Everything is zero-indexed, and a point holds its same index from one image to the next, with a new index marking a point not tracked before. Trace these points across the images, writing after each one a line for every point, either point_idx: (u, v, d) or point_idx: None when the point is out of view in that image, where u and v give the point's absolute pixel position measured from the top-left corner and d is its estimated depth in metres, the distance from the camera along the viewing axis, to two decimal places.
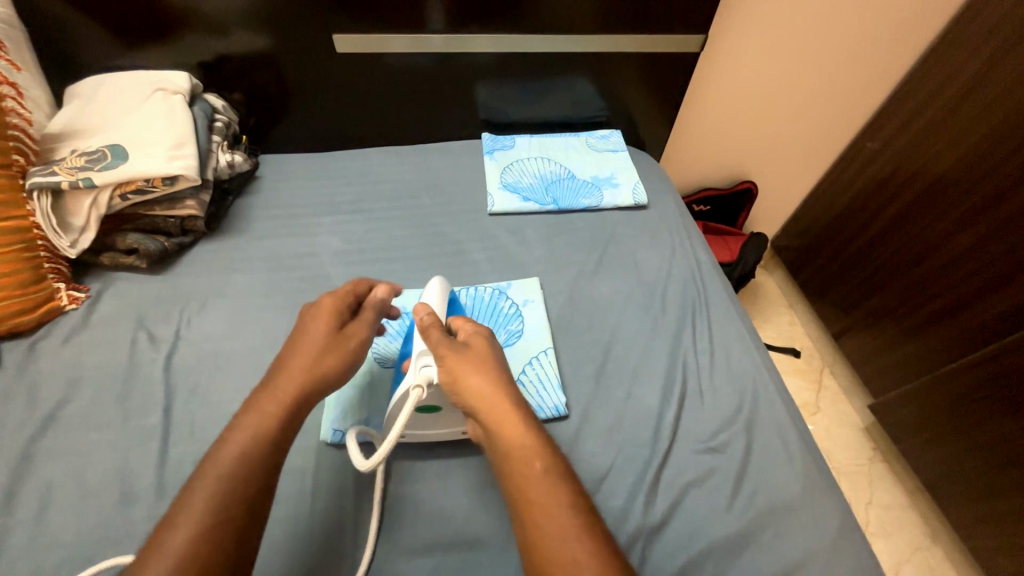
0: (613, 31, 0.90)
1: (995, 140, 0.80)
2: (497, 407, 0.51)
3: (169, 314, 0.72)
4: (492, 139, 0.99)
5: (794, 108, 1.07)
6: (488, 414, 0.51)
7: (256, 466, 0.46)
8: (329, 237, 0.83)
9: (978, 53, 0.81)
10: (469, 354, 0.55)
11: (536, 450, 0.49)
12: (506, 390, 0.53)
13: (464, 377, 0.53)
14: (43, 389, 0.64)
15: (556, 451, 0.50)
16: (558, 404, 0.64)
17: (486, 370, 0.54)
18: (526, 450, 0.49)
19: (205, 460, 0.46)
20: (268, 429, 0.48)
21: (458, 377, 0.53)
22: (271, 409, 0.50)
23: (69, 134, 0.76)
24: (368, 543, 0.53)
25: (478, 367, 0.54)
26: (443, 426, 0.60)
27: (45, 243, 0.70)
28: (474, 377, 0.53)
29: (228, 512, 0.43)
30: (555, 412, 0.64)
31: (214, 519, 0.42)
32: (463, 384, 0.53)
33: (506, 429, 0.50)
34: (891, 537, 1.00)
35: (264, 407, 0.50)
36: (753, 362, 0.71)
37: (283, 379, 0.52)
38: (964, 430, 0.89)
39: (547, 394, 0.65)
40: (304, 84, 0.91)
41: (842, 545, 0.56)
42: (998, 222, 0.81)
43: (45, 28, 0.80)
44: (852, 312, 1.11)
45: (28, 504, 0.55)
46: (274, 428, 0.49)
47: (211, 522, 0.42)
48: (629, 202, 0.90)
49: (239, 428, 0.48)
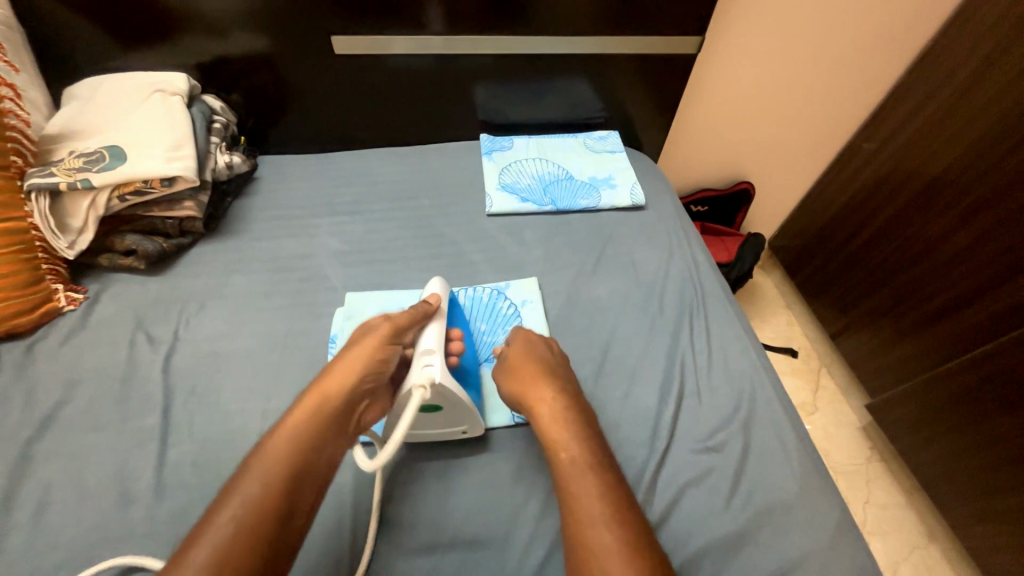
0: (611, 33, 0.91)
1: (990, 141, 0.81)
2: (539, 404, 0.57)
3: (168, 315, 0.72)
4: (490, 140, 0.99)
5: (791, 110, 1.08)
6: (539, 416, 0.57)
7: (280, 484, 0.48)
8: (328, 238, 0.83)
9: (973, 54, 0.82)
10: (523, 363, 0.61)
11: (571, 441, 0.54)
12: (555, 394, 0.58)
13: (520, 387, 0.59)
14: (41, 391, 0.64)
15: (571, 451, 0.51)
16: None
17: (536, 375, 0.59)
18: (563, 443, 0.53)
19: (238, 475, 0.49)
20: (296, 446, 0.51)
21: (515, 384, 0.59)
22: (303, 425, 0.52)
23: (68, 135, 0.75)
24: (367, 543, 0.54)
25: (531, 374, 0.59)
26: (444, 425, 0.59)
27: (43, 244, 0.70)
28: (528, 383, 0.59)
29: (256, 523, 0.46)
30: None
31: (240, 529, 0.45)
32: (518, 390, 0.59)
33: (547, 424, 0.55)
34: (888, 536, 1.01)
35: (296, 424, 0.52)
36: (750, 362, 0.71)
37: (318, 396, 0.55)
38: (960, 429, 0.89)
39: None
40: (303, 85, 0.91)
41: (839, 544, 0.56)
42: (993, 222, 0.82)
43: (43, 28, 0.80)
44: (850, 312, 1.12)
45: (26, 505, 0.55)
46: (305, 445, 0.51)
47: (237, 532, 0.45)
48: (627, 203, 0.90)
49: (270, 444, 0.51)
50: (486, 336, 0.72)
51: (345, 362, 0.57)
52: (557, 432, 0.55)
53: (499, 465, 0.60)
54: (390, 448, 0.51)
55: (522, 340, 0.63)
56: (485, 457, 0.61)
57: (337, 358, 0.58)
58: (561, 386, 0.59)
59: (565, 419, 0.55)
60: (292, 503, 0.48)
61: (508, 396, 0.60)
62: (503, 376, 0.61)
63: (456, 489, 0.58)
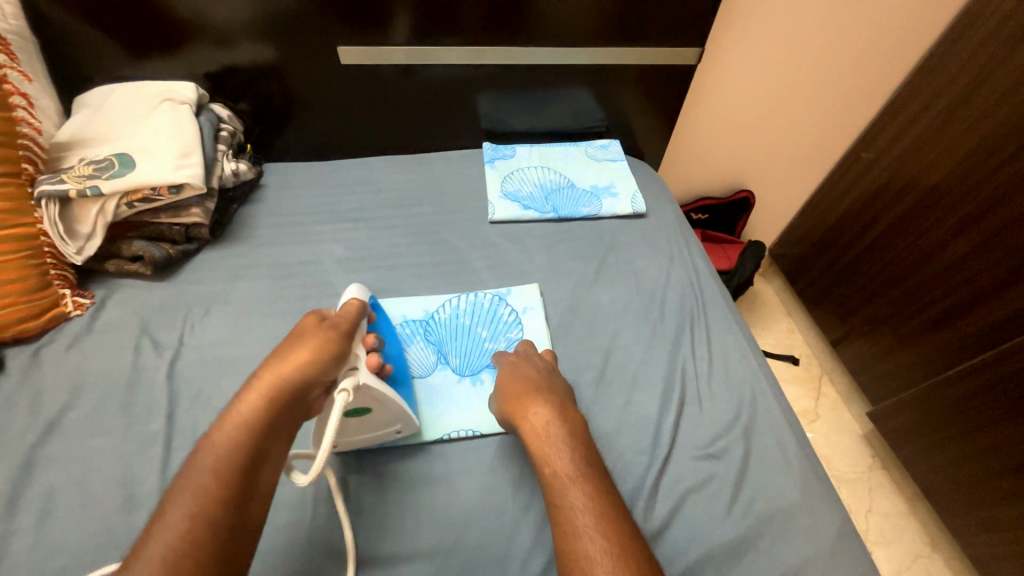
0: (611, 43, 0.92)
1: (990, 148, 0.81)
2: (526, 420, 0.57)
3: (172, 321, 0.73)
4: (492, 149, 1.00)
5: (789, 117, 1.09)
6: (528, 437, 0.56)
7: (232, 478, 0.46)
8: (332, 244, 0.84)
9: (970, 64, 0.83)
10: (513, 381, 0.62)
11: (556, 455, 0.53)
12: (546, 409, 0.57)
13: (514, 405, 0.59)
14: (47, 395, 0.65)
15: (573, 462, 0.52)
16: None
17: (525, 392, 0.60)
18: (549, 457, 0.53)
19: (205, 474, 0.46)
20: (243, 437, 0.48)
21: (507, 402, 0.60)
22: (252, 416, 0.50)
23: (77, 143, 0.77)
24: (349, 548, 0.54)
25: (521, 391, 0.60)
26: (376, 429, 0.59)
27: (51, 251, 0.71)
28: (520, 401, 0.59)
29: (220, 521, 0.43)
30: None
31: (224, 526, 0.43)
32: (511, 406, 0.59)
33: (534, 439, 0.55)
34: (891, 545, 1.00)
35: (244, 415, 0.49)
36: (750, 369, 0.71)
37: (266, 386, 0.52)
38: (964, 436, 0.89)
39: None
40: (308, 95, 0.93)
41: (841, 549, 0.56)
42: (993, 230, 0.82)
43: (55, 40, 0.81)
44: (850, 320, 1.12)
45: (30, 509, 0.56)
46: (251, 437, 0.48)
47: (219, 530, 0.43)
48: (628, 210, 0.91)
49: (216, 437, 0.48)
50: (487, 343, 0.73)
51: (296, 352, 0.55)
52: (544, 446, 0.54)
53: (501, 470, 0.61)
54: (320, 457, 0.50)
55: (510, 365, 0.64)
56: (487, 463, 0.61)
57: (283, 349, 0.56)
58: (551, 399, 0.59)
59: (552, 433, 0.55)
60: (247, 497, 0.46)
61: (501, 414, 0.61)
62: (495, 396, 0.62)
63: (459, 495, 0.59)
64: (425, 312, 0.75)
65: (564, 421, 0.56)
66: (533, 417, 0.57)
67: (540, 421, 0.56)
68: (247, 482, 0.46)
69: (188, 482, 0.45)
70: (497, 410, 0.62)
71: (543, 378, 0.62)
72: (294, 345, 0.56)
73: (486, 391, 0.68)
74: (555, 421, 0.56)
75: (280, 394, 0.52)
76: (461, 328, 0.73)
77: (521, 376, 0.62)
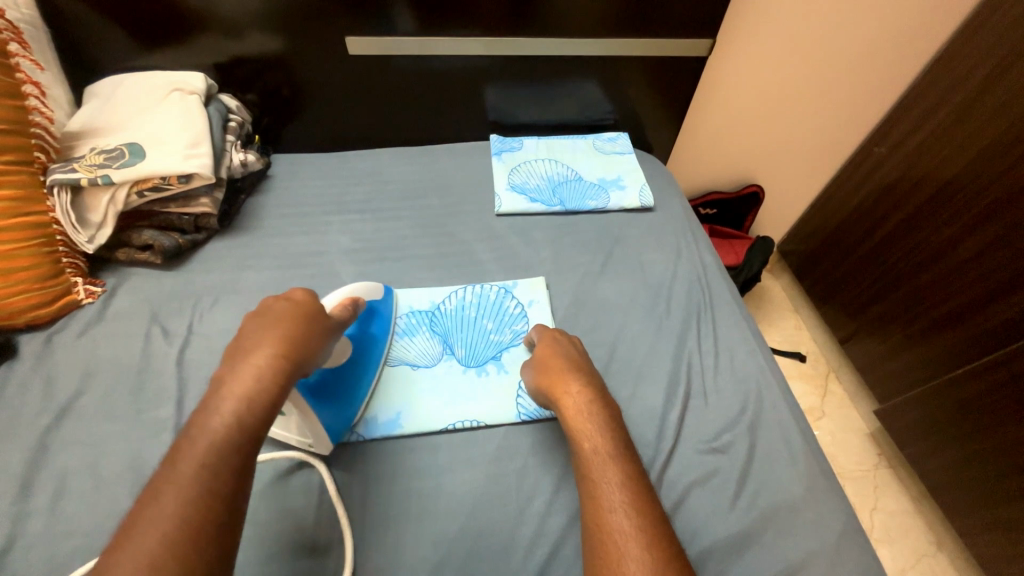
0: (621, 35, 0.91)
1: (1002, 147, 0.80)
2: (565, 397, 0.57)
3: (182, 309, 0.74)
4: (499, 141, 1.00)
5: (800, 110, 1.08)
6: (563, 416, 0.56)
7: None
8: (339, 235, 0.84)
9: (985, 58, 0.81)
10: (553, 361, 0.62)
11: (596, 432, 0.54)
12: (586, 389, 0.58)
13: (551, 383, 0.60)
14: (60, 380, 0.66)
15: (586, 455, 0.52)
16: (524, 410, 0.65)
17: (564, 371, 0.60)
18: (585, 435, 0.54)
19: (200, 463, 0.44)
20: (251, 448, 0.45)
21: (547, 382, 0.60)
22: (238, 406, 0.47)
23: (89, 132, 0.77)
24: (345, 542, 0.54)
25: (563, 369, 0.60)
26: (290, 430, 0.59)
27: (63, 238, 0.72)
28: (561, 380, 0.59)
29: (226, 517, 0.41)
30: (524, 416, 0.64)
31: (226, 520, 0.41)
32: (551, 386, 0.59)
33: (573, 415, 0.56)
34: (895, 543, 1.00)
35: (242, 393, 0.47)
36: (756, 364, 0.71)
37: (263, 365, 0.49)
38: (971, 435, 0.88)
39: (522, 399, 0.66)
40: (316, 88, 0.93)
41: (845, 546, 0.56)
42: (1003, 229, 0.81)
43: (66, 28, 0.82)
44: (857, 317, 1.12)
45: (44, 492, 0.57)
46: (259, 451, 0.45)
47: (214, 529, 0.40)
48: (635, 204, 0.90)
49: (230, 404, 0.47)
50: (492, 334, 0.73)
51: (299, 337, 0.53)
52: (581, 424, 0.55)
53: (506, 459, 0.61)
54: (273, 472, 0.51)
55: (549, 338, 0.66)
56: (492, 453, 0.62)
57: (273, 323, 0.53)
58: (586, 381, 0.59)
59: (591, 410, 0.56)
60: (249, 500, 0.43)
61: (538, 392, 0.61)
62: (536, 375, 0.62)
63: (465, 484, 0.59)
64: (431, 304, 0.75)
65: (598, 404, 0.56)
66: (572, 395, 0.57)
67: (579, 398, 0.57)
68: (231, 495, 0.42)
69: (247, 447, 0.45)
70: (536, 388, 0.62)
71: (580, 361, 0.62)
72: (296, 328, 0.53)
73: (491, 381, 0.68)
74: (587, 397, 0.57)
75: (285, 372, 0.51)
76: (464, 321, 0.73)
77: (563, 356, 0.62)
